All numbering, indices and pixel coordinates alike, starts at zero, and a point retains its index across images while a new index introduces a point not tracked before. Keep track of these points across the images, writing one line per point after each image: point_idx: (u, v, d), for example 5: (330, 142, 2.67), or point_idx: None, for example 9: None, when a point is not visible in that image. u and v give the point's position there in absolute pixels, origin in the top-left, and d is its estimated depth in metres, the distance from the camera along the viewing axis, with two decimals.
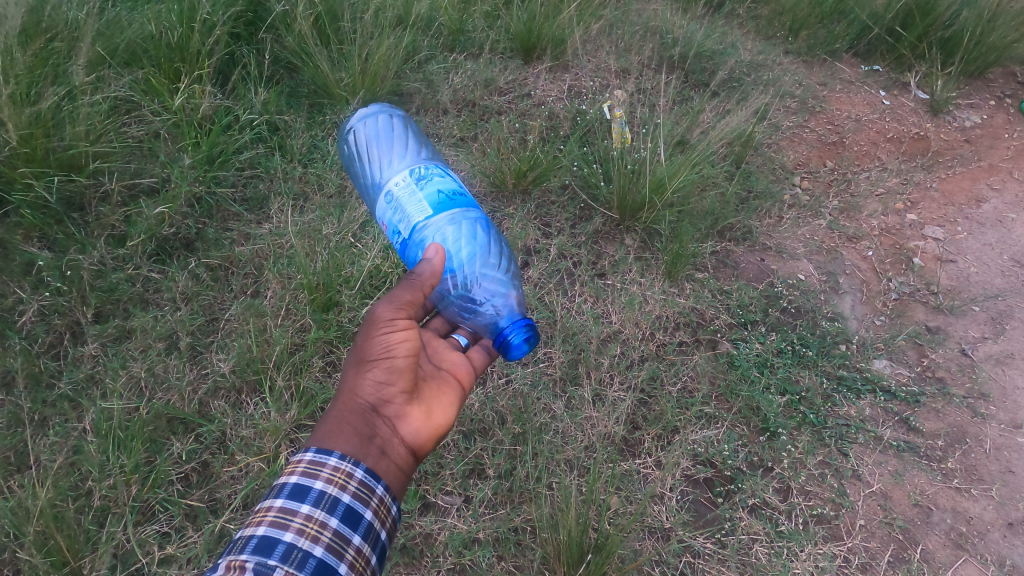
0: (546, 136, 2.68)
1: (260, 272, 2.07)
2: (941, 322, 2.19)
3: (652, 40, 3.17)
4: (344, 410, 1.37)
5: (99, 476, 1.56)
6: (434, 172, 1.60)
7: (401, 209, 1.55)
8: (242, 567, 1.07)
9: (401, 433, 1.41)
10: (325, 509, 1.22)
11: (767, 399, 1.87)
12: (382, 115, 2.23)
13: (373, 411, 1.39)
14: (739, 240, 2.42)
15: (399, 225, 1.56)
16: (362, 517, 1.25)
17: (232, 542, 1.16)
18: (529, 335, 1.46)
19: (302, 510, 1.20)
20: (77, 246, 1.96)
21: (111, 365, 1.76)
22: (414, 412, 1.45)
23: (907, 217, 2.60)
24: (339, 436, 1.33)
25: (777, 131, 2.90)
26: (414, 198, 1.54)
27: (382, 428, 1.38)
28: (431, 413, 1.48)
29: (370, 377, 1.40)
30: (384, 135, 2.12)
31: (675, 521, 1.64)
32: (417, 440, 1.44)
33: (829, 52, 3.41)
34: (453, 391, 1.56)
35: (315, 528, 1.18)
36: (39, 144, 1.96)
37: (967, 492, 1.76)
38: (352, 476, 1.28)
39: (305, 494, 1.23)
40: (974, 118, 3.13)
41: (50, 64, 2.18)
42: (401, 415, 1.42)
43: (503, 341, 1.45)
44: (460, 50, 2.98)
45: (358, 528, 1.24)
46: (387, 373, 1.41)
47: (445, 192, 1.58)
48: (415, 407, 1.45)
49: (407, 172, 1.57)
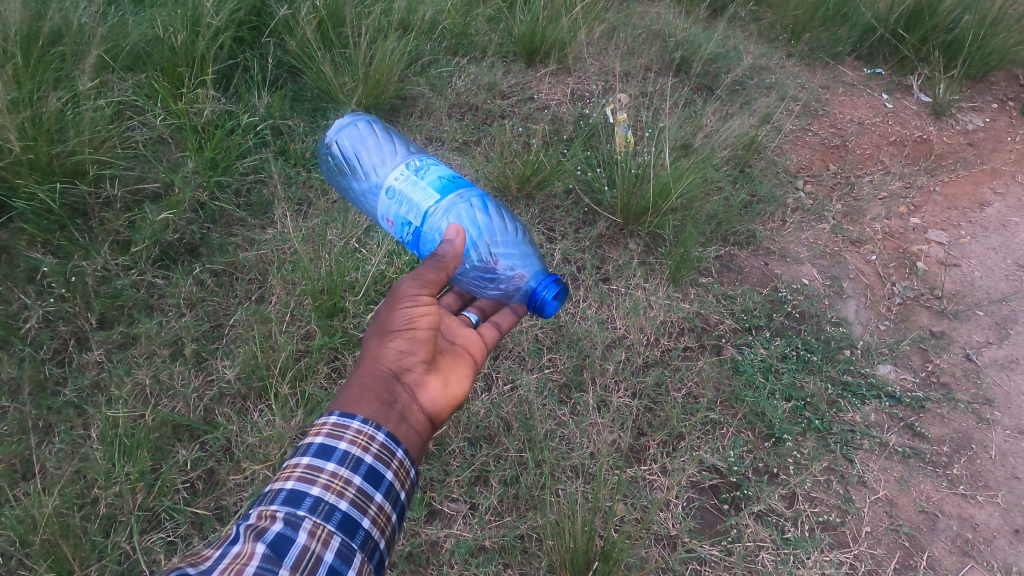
0: (549, 140, 2.68)
1: (264, 278, 2.07)
2: (945, 327, 2.19)
3: (656, 43, 3.17)
4: (366, 376, 1.36)
5: (105, 483, 1.55)
6: (429, 162, 1.61)
7: (406, 200, 1.54)
8: (272, 517, 1.08)
9: (420, 400, 1.41)
10: (349, 467, 1.21)
11: (772, 405, 1.86)
12: (360, 122, 2.17)
13: (394, 378, 1.38)
14: (743, 244, 2.41)
15: (409, 216, 1.55)
16: (384, 477, 1.25)
17: (260, 496, 1.16)
18: (558, 292, 1.54)
19: (328, 467, 1.20)
20: (81, 251, 1.96)
21: (116, 372, 1.76)
22: (432, 381, 1.44)
23: (911, 221, 2.60)
24: (361, 401, 1.32)
25: (781, 135, 2.90)
26: (418, 187, 1.54)
27: (402, 394, 1.38)
28: (448, 383, 1.48)
29: (391, 346, 1.40)
30: (360, 144, 2.07)
31: (681, 528, 1.64)
32: (434, 408, 1.44)
33: (832, 55, 3.41)
34: (467, 364, 1.56)
35: (339, 484, 1.18)
36: (43, 149, 1.95)
37: (972, 498, 1.76)
38: (374, 438, 1.27)
39: (330, 453, 1.22)
40: (976, 121, 3.13)
41: (54, 68, 2.18)
42: (421, 383, 1.42)
43: (536, 301, 1.53)
44: (463, 54, 2.98)
45: (380, 487, 1.23)
46: (409, 342, 1.41)
47: (444, 177, 1.59)
48: (433, 376, 1.45)
49: (402, 166, 1.57)
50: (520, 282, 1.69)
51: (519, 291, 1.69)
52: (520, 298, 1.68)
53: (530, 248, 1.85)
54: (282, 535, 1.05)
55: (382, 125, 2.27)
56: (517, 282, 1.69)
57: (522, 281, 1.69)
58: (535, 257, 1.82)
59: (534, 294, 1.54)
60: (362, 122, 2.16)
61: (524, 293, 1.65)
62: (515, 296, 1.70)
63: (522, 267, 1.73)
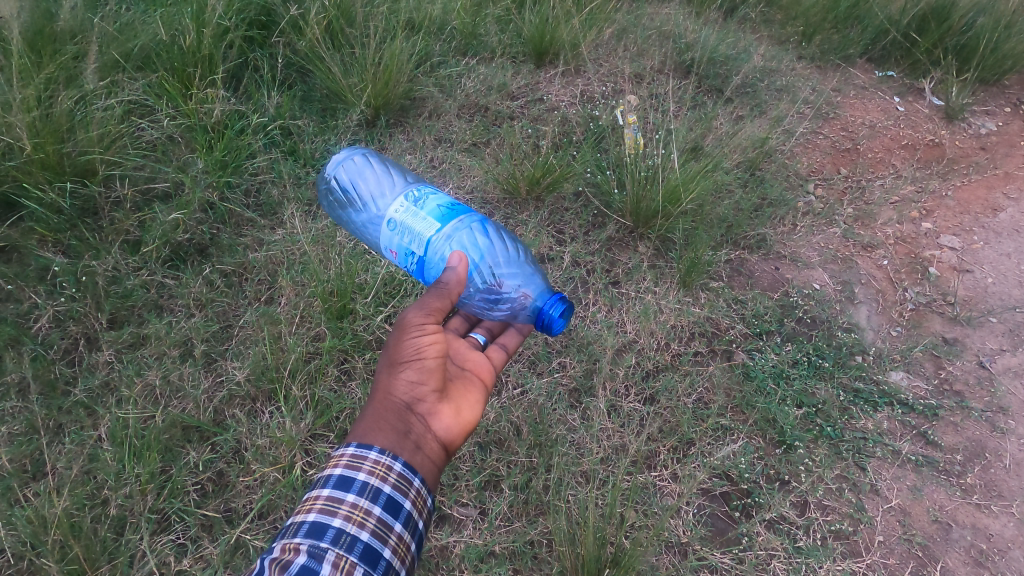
0: (559, 141, 2.66)
1: (273, 279, 2.07)
2: (958, 334, 2.17)
3: (666, 43, 3.16)
4: (380, 408, 1.35)
5: (116, 484, 1.55)
6: (427, 191, 1.59)
7: (408, 231, 1.53)
8: (296, 550, 1.09)
9: (435, 429, 1.40)
10: (369, 497, 1.22)
11: (784, 411, 1.85)
12: (356, 155, 2.16)
13: (407, 409, 1.37)
14: (754, 248, 2.40)
15: (412, 246, 1.53)
16: (402, 507, 1.25)
17: (283, 529, 1.17)
18: (563, 309, 1.53)
19: (348, 498, 1.20)
20: (92, 251, 1.96)
21: (127, 372, 1.76)
22: (445, 409, 1.43)
23: (923, 225, 2.57)
24: (377, 432, 1.32)
25: (791, 138, 2.88)
26: (418, 216, 1.53)
27: (416, 424, 1.37)
28: (460, 410, 1.46)
29: (403, 377, 1.39)
30: (359, 177, 2.06)
31: (692, 535, 1.63)
32: (448, 436, 1.42)
33: (843, 57, 3.39)
34: (478, 390, 1.55)
35: (360, 515, 1.19)
36: (51, 149, 1.95)
37: (986, 508, 1.74)
38: (392, 468, 1.27)
39: (350, 484, 1.23)
40: (989, 125, 3.10)
41: (65, 67, 2.19)
42: (434, 412, 1.41)
43: (543, 319, 1.52)
44: (473, 54, 2.97)
45: (399, 517, 1.24)
46: (420, 372, 1.39)
47: (444, 205, 1.58)
48: (445, 404, 1.43)
49: (402, 198, 1.56)
50: (525, 301, 1.65)
51: (525, 310, 1.65)
52: (526, 317, 1.64)
53: (532, 267, 1.83)
54: (306, 567, 1.06)
55: (378, 156, 2.26)
56: (522, 301, 1.65)
57: (527, 299, 1.64)
58: (539, 276, 1.78)
59: (541, 311, 1.53)
60: (359, 155, 2.15)
61: (530, 311, 1.61)
62: (521, 315, 1.66)
63: (524, 287, 1.69)
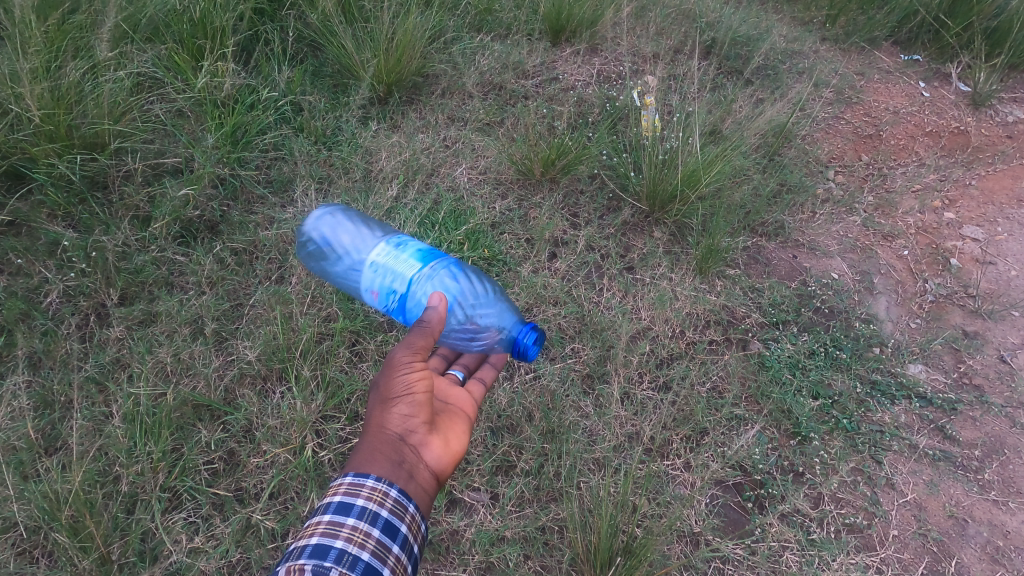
0: (575, 122, 2.60)
1: (284, 257, 2.05)
2: (979, 327, 2.12)
3: (685, 23, 3.07)
4: (374, 440, 1.32)
5: (128, 462, 1.55)
6: (408, 237, 1.59)
7: (389, 271, 1.49)
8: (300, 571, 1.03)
9: (426, 459, 1.36)
10: (368, 520, 1.18)
11: (799, 402, 1.83)
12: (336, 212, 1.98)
13: (401, 441, 1.34)
14: (771, 236, 2.35)
15: (393, 285, 1.49)
16: (399, 530, 1.21)
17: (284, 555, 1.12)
18: (538, 337, 1.51)
19: (348, 522, 1.16)
20: (102, 226, 1.94)
21: (138, 349, 1.75)
22: (435, 440, 1.40)
23: (945, 215, 2.50)
24: (373, 461, 1.29)
25: (812, 122, 2.81)
26: (399, 259, 1.51)
27: (409, 454, 1.33)
28: (449, 441, 1.43)
29: (395, 411, 1.36)
30: (339, 229, 1.91)
31: (704, 526, 1.61)
32: (440, 467, 1.39)
33: (868, 40, 3.29)
34: (463, 421, 1.52)
35: (360, 537, 1.15)
36: (61, 121, 1.93)
37: (1005, 505, 1.70)
38: (388, 494, 1.24)
39: (349, 509, 1.19)
40: (1017, 113, 3.01)
41: (72, 37, 2.14)
42: (425, 443, 1.38)
43: (519, 348, 1.50)
44: (487, 30, 2.91)
45: (397, 539, 1.19)
46: (411, 405, 1.37)
47: (422, 248, 1.57)
48: (435, 435, 1.40)
49: (382, 243, 1.54)
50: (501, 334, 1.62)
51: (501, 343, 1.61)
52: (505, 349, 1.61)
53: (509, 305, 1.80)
54: None
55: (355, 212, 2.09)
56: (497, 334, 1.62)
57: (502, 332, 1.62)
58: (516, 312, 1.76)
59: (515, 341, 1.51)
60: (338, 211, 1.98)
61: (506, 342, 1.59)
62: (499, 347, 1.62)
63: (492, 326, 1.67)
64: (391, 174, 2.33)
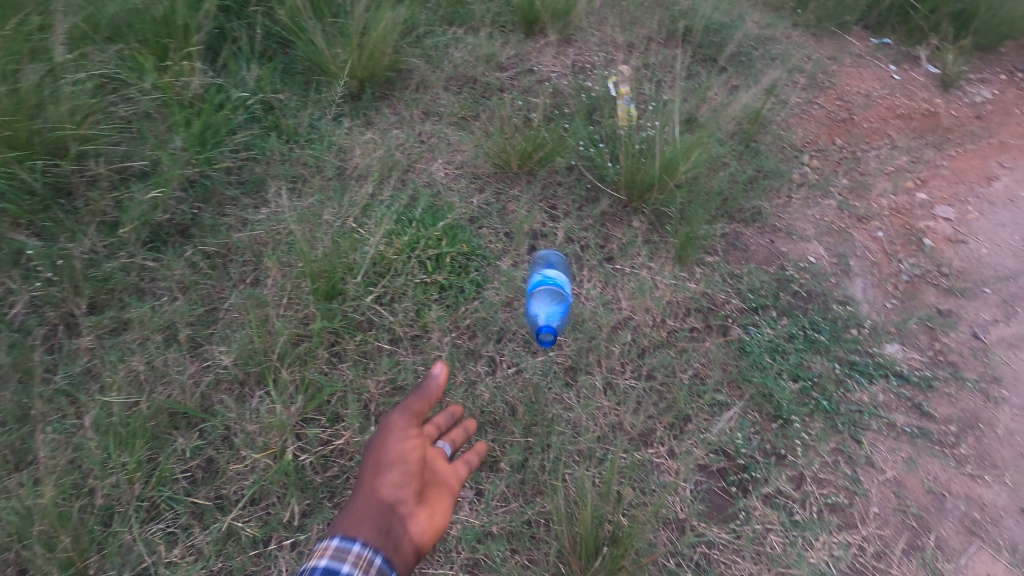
0: (551, 114, 2.57)
1: (258, 259, 2.01)
2: (952, 305, 2.16)
3: (658, 11, 3.07)
4: (361, 508, 1.23)
5: (102, 473, 1.52)
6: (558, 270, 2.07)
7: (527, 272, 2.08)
8: None
9: (413, 533, 1.24)
10: None
11: (779, 386, 1.85)
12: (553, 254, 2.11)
13: (390, 509, 1.24)
14: (748, 222, 2.36)
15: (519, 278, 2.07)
16: None
17: None
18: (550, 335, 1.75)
19: None
20: (67, 233, 1.89)
21: (109, 358, 1.71)
22: (424, 513, 1.29)
23: (917, 196, 2.54)
24: (360, 526, 1.18)
25: (786, 107, 2.83)
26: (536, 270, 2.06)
27: (398, 523, 1.23)
28: (439, 517, 1.32)
29: (386, 479, 1.29)
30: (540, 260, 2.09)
31: (689, 512, 1.62)
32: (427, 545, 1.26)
33: (840, 25, 3.32)
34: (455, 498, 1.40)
35: None
36: (21, 127, 1.88)
37: (980, 478, 1.74)
38: (374, 562, 1.12)
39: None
40: (984, 93, 3.08)
41: (29, 39, 2.07)
42: (414, 514, 1.27)
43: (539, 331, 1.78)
44: (460, 23, 2.88)
45: None
46: (403, 474, 1.31)
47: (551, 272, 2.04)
48: (425, 508, 1.30)
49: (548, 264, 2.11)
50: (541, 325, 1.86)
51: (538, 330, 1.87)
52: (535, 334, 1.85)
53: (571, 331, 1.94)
54: None
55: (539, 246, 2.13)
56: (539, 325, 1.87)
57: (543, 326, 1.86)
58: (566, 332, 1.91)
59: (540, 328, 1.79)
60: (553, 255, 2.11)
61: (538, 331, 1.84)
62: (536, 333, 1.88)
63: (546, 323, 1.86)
64: (365, 172, 2.30)
